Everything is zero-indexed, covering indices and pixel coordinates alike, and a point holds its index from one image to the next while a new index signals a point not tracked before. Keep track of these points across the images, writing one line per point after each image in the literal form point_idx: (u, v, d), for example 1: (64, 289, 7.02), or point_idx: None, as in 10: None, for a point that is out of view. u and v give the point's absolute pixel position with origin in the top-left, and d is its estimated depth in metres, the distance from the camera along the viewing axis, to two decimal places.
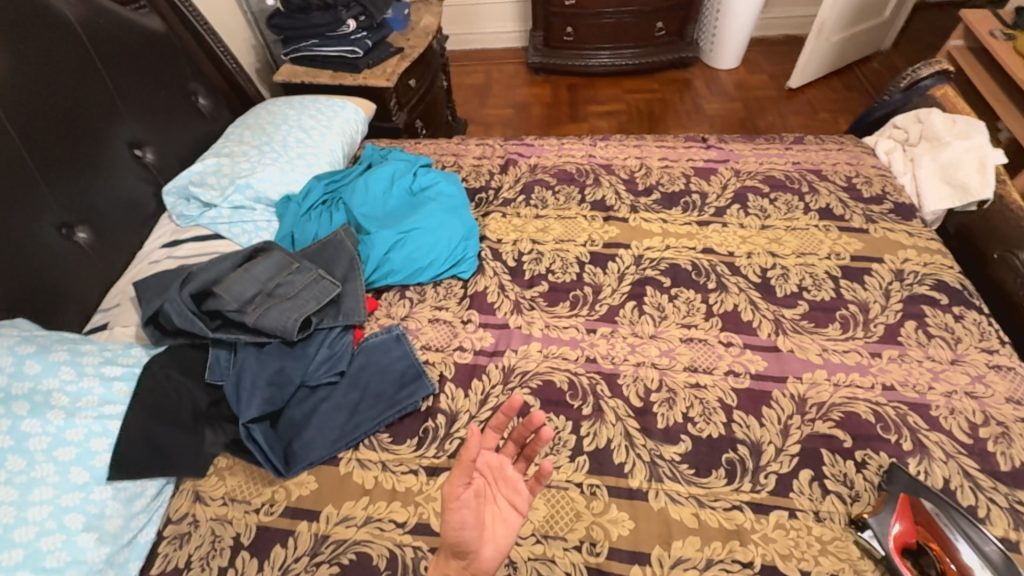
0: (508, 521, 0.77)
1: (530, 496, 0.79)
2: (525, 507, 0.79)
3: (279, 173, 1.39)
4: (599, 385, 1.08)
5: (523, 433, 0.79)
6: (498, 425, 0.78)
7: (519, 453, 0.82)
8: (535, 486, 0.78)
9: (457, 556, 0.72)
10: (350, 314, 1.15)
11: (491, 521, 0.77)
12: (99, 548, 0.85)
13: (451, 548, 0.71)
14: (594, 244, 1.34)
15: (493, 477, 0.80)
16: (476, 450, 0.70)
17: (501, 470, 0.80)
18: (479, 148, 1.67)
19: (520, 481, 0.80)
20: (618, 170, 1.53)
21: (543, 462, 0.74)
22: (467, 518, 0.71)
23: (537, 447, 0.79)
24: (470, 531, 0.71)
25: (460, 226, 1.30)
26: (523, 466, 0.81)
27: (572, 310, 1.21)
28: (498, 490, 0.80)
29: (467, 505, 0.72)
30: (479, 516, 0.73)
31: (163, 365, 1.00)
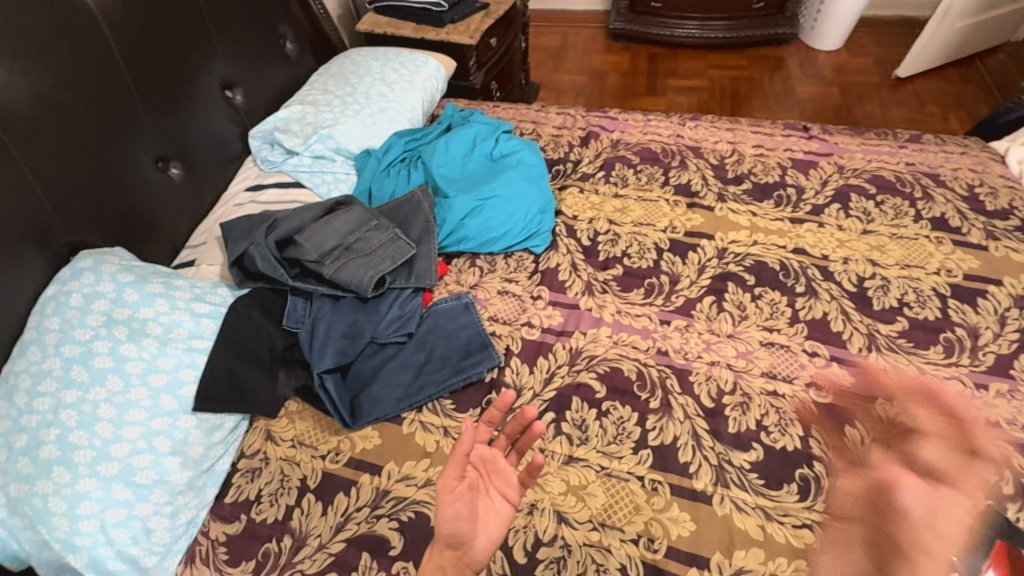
0: (500, 512, 0.76)
1: (522, 488, 0.78)
2: (517, 499, 0.78)
3: (361, 126, 1.38)
4: (669, 379, 1.04)
5: (516, 427, 0.77)
6: (488, 419, 0.75)
7: (511, 446, 0.80)
8: (527, 479, 0.77)
9: (452, 547, 0.71)
10: (422, 275, 1.15)
11: (484, 513, 0.76)
12: (182, 472, 0.90)
13: (445, 538, 0.71)
14: (675, 231, 1.28)
15: (485, 470, 0.78)
16: (468, 444, 0.72)
17: (494, 462, 0.78)
18: (559, 117, 1.61)
19: (512, 473, 0.78)
20: (707, 154, 1.44)
21: (534, 457, 0.73)
22: (461, 510, 0.72)
23: (528, 441, 0.78)
24: (464, 523, 0.72)
25: (539, 198, 1.26)
26: (515, 458, 0.80)
27: (646, 298, 1.17)
28: (490, 482, 0.78)
29: (461, 498, 0.73)
30: (473, 508, 0.74)
31: (247, 306, 1.03)
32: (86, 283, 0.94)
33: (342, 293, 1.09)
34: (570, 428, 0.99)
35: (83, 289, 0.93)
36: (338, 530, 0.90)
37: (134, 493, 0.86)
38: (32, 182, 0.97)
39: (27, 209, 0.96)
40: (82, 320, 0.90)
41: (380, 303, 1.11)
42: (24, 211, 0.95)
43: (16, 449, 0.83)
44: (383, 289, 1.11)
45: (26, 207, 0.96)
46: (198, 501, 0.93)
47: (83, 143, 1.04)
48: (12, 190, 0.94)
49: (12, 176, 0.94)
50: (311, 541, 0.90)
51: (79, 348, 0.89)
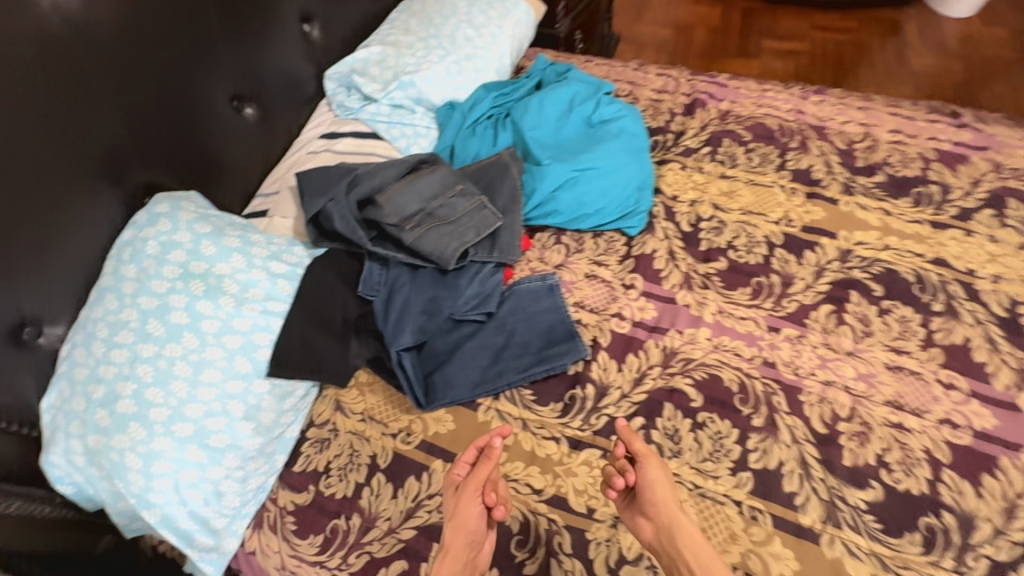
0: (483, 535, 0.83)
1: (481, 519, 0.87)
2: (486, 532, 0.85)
3: (445, 75, 1.25)
4: (776, 396, 0.93)
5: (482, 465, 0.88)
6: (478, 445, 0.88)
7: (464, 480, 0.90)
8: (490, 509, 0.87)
9: (473, 546, 0.78)
10: (507, 250, 1.05)
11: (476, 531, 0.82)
12: (254, 438, 0.87)
13: (472, 534, 0.78)
14: (790, 224, 1.12)
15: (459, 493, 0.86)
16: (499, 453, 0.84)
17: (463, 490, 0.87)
18: (659, 79, 1.43)
19: None
20: (833, 136, 1.25)
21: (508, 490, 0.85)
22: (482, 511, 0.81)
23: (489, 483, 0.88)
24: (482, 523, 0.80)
25: (638, 174, 1.13)
26: None
27: (753, 299, 1.04)
28: None
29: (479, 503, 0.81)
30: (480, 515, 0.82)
31: (323, 269, 0.96)
32: (162, 231, 0.88)
33: (422, 264, 1.01)
34: (660, 438, 0.90)
35: (159, 237, 0.88)
36: (408, 516, 0.86)
37: (207, 455, 0.83)
38: (109, 115, 0.90)
39: (106, 145, 0.90)
40: (159, 271, 0.85)
41: (461, 278, 1.02)
42: (101, 147, 0.89)
43: (94, 400, 0.80)
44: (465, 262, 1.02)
45: (104, 143, 0.90)
46: (267, 467, 0.90)
47: (159, 74, 0.96)
48: (89, 123, 0.87)
49: (89, 107, 0.87)
50: (381, 524, 0.86)
51: (156, 300, 0.84)
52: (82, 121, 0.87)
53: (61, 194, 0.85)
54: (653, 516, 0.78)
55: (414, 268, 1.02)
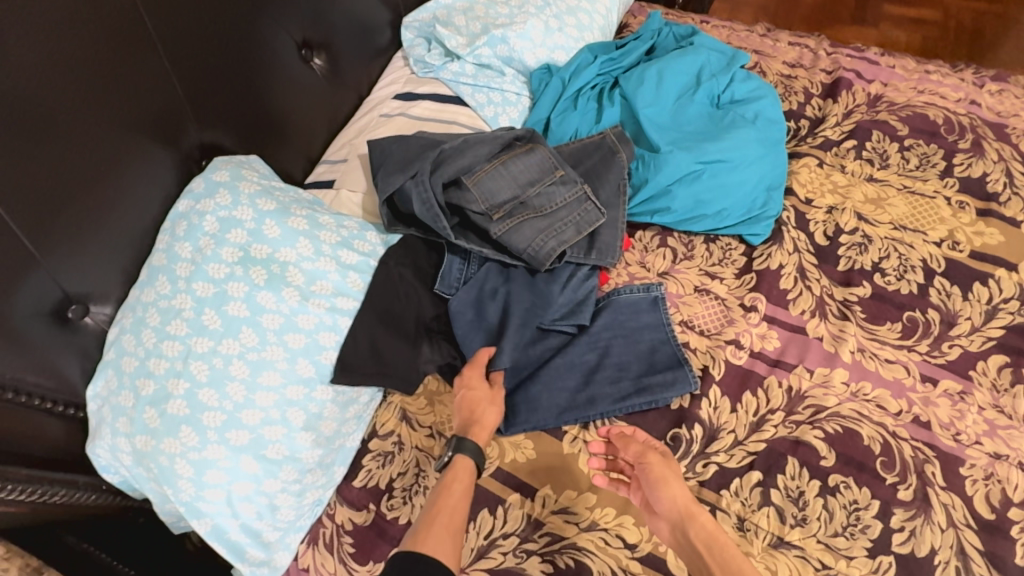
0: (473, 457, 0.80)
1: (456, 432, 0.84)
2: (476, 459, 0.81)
3: (543, 31, 1.05)
4: (930, 465, 0.76)
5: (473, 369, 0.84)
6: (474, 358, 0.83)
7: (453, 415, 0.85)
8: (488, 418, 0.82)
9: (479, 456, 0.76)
10: (607, 251, 0.89)
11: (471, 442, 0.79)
12: (314, 450, 0.77)
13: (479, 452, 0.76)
14: (955, 248, 0.92)
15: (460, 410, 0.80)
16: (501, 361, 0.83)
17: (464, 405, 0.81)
18: (793, 50, 1.19)
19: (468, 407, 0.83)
20: (1016, 139, 1.01)
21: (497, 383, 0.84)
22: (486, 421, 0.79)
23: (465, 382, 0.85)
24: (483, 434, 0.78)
25: (772, 170, 0.94)
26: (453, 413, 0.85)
27: (904, 340, 0.85)
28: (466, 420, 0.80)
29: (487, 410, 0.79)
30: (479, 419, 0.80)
31: (399, 263, 0.83)
32: (221, 205, 0.76)
33: (512, 263, 0.87)
34: (782, 500, 0.75)
35: (218, 212, 0.76)
36: (478, 556, 0.75)
37: (263, 468, 0.74)
38: (165, 64, 0.77)
39: (160, 98, 0.77)
40: (216, 253, 0.74)
41: (554, 281, 0.87)
42: (157, 102, 0.77)
43: (143, 397, 0.71)
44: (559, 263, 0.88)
45: (159, 97, 0.77)
46: (325, 480, 0.80)
47: (223, 18, 0.82)
48: (145, 74, 0.74)
49: (145, 54, 0.74)
50: None
51: (212, 288, 0.73)
52: (136, 70, 0.73)
53: (112, 156, 0.73)
54: (664, 515, 0.72)
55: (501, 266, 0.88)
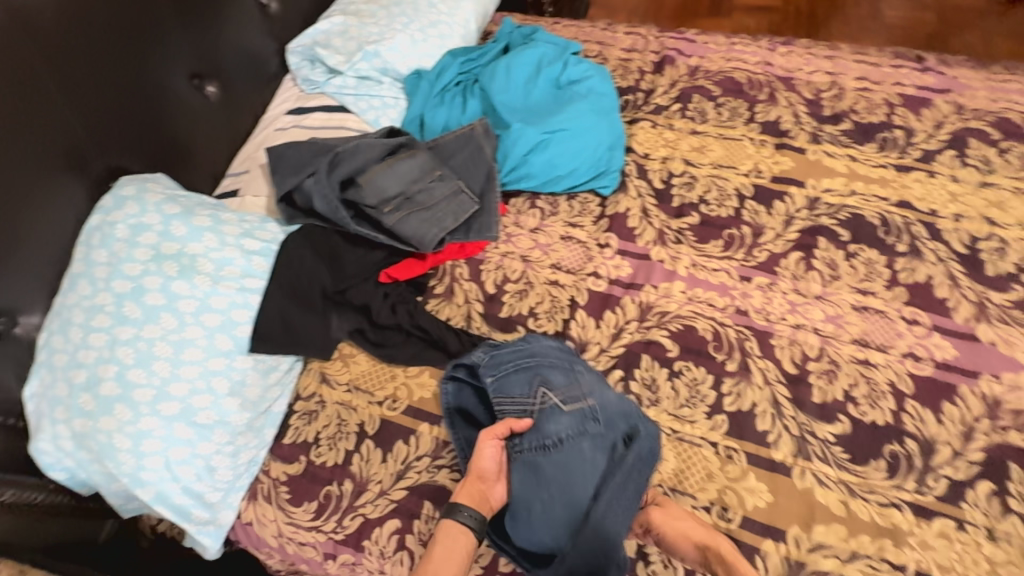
0: None
1: None
2: None
3: (409, 43, 1.23)
4: (748, 341, 0.96)
5: None
6: None
7: None
8: None
9: None
10: (486, 226, 1.08)
11: None
12: (241, 413, 0.89)
13: None
14: (760, 176, 1.14)
15: None
16: None
17: None
18: (629, 38, 1.41)
19: None
20: (800, 86, 1.26)
21: None
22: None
23: None
24: None
25: (609, 133, 1.13)
26: None
27: (725, 251, 1.06)
28: None
29: None
30: None
31: (298, 247, 0.96)
32: (130, 214, 0.88)
33: (538, 390, 0.89)
34: (639, 388, 0.93)
35: (128, 220, 0.88)
36: (398, 477, 0.89)
37: (196, 432, 0.85)
38: (64, 104, 0.89)
39: (63, 133, 0.89)
40: (130, 254, 0.86)
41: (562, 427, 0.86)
42: (58, 136, 0.88)
43: (77, 385, 0.82)
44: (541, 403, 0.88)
45: (61, 131, 0.89)
46: (257, 441, 0.91)
47: (112, 56, 0.95)
48: (46, 111, 0.87)
49: (42, 96, 0.86)
50: (372, 487, 0.89)
51: (130, 284, 0.85)
52: (35, 110, 0.85)
53: (23, 185, 0.84)
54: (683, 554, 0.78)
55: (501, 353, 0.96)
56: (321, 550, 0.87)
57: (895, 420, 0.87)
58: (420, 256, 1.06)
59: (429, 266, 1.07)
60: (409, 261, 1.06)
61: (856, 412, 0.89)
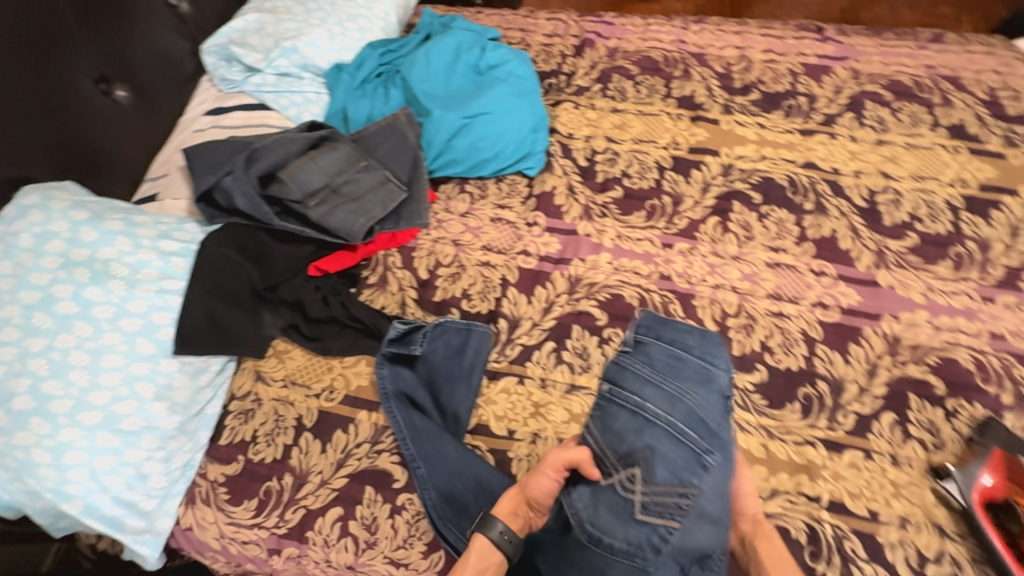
0: None
1: None
2: None
3: (328, 37, 1.23)
4: (672, 304, 1.01)
5: None
6: None
7: None
8: None
9: None
10: (416, 214, 1.09)
11: None
12: (170, 417, 0.87)
13: None
14: (677, 147, 1.19)
15: None
16: None
17: None
18: (550, 23, 1.44)
19: None
20: (712, 61, 1.31)
21: None
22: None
23: None
24: None
25: (531, 114, 1.15)
26: None
27: (648, 221, 1.10)
28: None
29: None
30: None
31: (220, 244, 0.95)
32: (35, 222, 0.85)
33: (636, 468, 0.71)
34: (571, 357, 0.96)
35: (33, 228, 0.85)
36: (339, 466, 0.90)
37: (122, 440, 0.83)
38: None
39: None
40: (37, 263, 0.83)
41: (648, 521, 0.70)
42: None
43: None
44: (475, 375, 0.94)
45: None
46: (191, 445, 0.90)
47: (9, 65, 0.91)
48: None
49: None
50: (313, 478, 0.89)
51: (38, 293, 0.82)
52: None
53: None
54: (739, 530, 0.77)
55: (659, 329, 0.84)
56: (265, 546, 0.87)
57: (807, 365, 0.93)
58: (351, 248, 1.06)
59: (360, 257, 1.07)
60: (339, 253, 1.06)
61: (772, 360, 0.94)
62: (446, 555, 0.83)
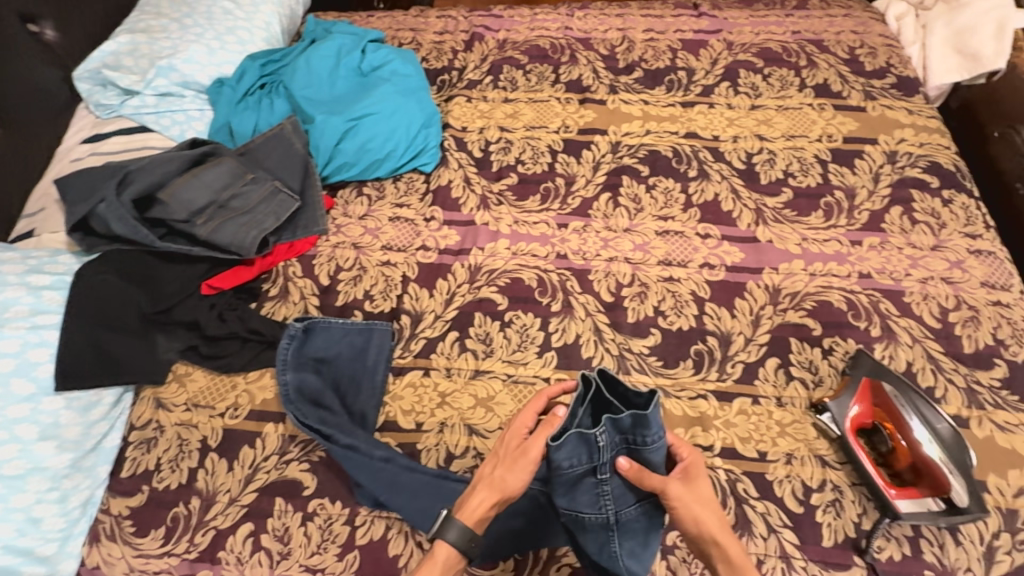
0: None
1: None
2: None
3: (206, 53, 1.20)
4: (569, 281, 1.03)
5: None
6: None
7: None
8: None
9: None
10: (312, 222, 1.09)
11: None
12: (60, 455, 0.84)
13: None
14: (568, 130, 1.23)
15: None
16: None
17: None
18: (440, 21, 1.46)
19: None
20: (597, 44, 1.36)
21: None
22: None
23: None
24: None
25: (419, 111, 1.17)
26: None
27: (543, 204, 1.13)
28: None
29: None
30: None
31: (98, 271, 0.93)
32: None
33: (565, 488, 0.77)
34: (474, 344, 0.98)
35: None
36: (248, 481, 0.88)
37: (6, 485, 0.80)
38: None
39: None
40: None
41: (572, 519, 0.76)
42: None
43: None
44: (379, 373, 0.95)
45: None
46: (90, 481, 0.87)
47: None
48: None
49: None
50: (221, 497, 0.87)
51: None
52: None
53: None
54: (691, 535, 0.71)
55: (636, 426, 0.72)
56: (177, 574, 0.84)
57: (698, 324, 0.98)
58: (247, 262, 1.05)
59: (259, 270, 1.06)
60: (236, 269, 1.04)
61: (665, 323, 0.98)
62: (361, 553, 0.83)
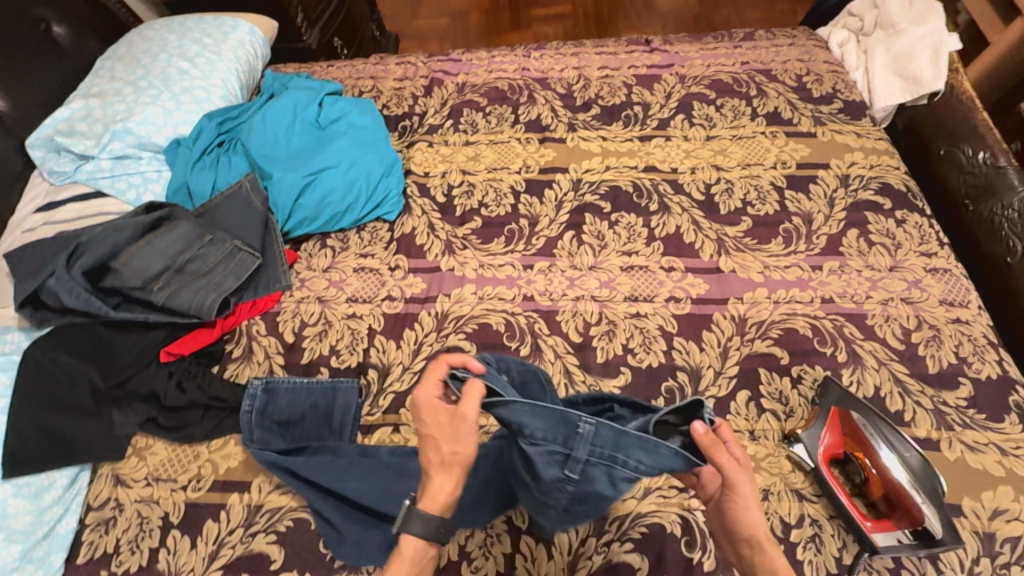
0: None
1: None
2: None
3: (162, 114, 1.19)
4: (537, 323, 1.03)
5: None
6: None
7: None
8: None
9: None
10: (275, 278, 1.07)
11: None
12: (9, 547, 0.81)
13: None
14: (529, 170, 1.24)
15: None
16: None
17: None
18: (400, 67, 1.47)
19: None
20: (554, 84, 1.38)
21: None
22: None
23: None
24: None
25: (378, 161, 1.18)
26: None
27: (507, 246, 1.13)
28: None
29: None
30: None
31: (48, 350, 0.92)
32: None
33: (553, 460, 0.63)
34: None
35: None
36: (212, 559, 0.85)
37: None
38: None
39: None
40: None
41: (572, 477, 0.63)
42: None
43: None
44: (346, 434, 0.92)
45: None
46: (42, 571, 0.82)
47: None
48: None
49: None
50: None
51: None
52: None
53: None
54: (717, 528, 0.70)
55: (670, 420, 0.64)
56: None
57: (668, 360, 0.97)
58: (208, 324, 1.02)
59: (221, 331, 1.03)
60: (196, 332, 1.01)
61: (635, 361, 0.98)
62: None
